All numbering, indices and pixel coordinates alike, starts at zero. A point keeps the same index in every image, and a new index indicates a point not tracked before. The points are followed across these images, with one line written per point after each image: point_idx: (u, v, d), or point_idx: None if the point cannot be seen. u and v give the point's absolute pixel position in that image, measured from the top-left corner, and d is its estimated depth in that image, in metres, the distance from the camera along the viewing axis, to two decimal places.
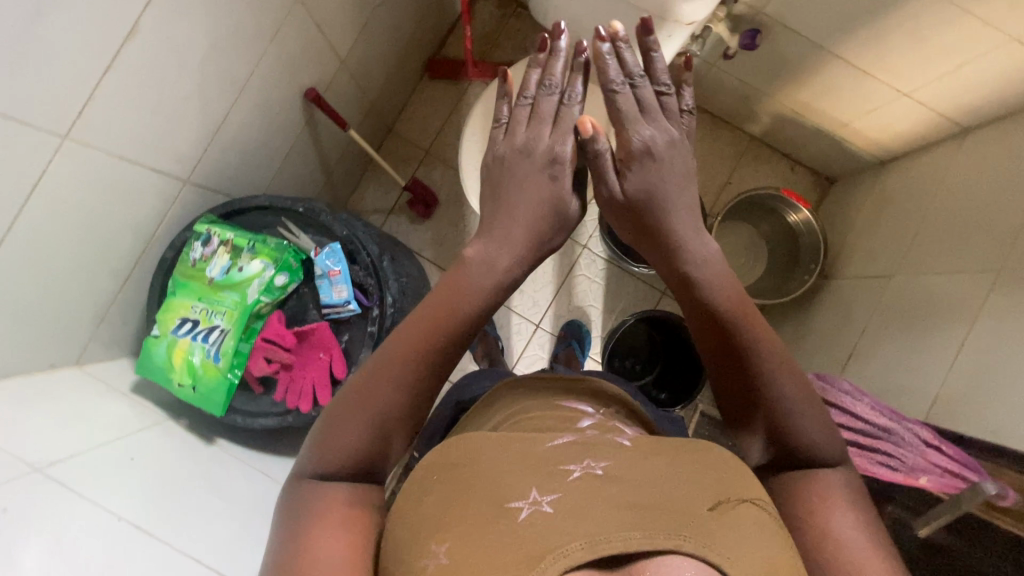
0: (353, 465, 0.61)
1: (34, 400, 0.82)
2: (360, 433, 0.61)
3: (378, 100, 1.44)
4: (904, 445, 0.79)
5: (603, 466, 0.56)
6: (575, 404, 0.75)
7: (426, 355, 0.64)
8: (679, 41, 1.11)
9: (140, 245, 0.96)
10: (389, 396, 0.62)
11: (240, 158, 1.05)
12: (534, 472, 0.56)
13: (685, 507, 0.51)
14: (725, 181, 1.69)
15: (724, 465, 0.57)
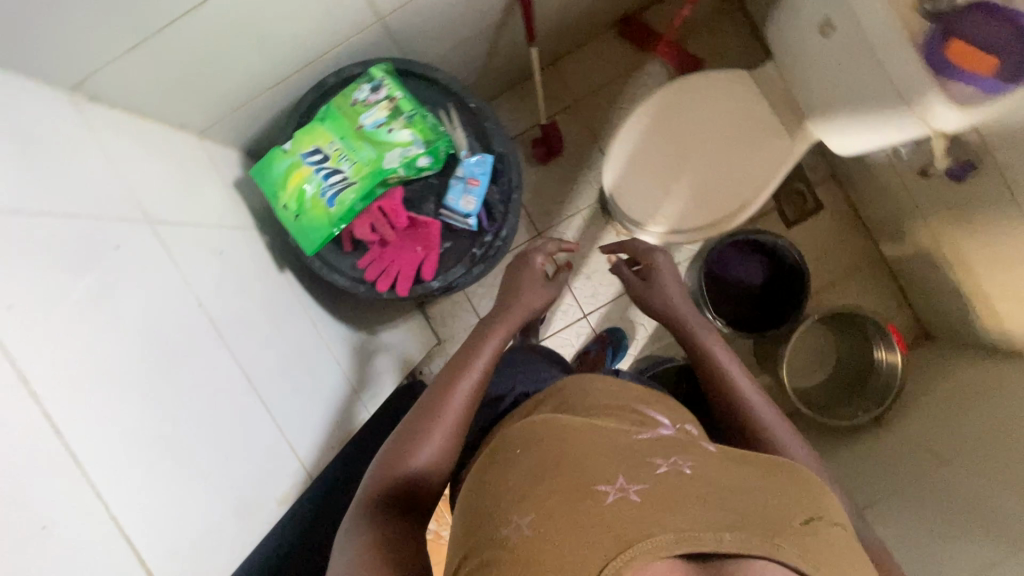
0: (404, 490, 0.69)
1: (157, 149, 0.76)
2: (420, 459, 0.70)
3: (565, 28, 1.36)
4: None
5: (690, 465, 0.57)
6: (650, 413, 0.73)
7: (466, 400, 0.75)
8: (898, 133, 1.02)
9: (313, 59, 0.88)
10: (440, 430, 0.72)
11: (435, 27, 0.99)
12: (623, 461, 0.56)
13: (775, 515, 0.52)
14: (829, 282, 1.62)
15: (807, 485, 0.58)
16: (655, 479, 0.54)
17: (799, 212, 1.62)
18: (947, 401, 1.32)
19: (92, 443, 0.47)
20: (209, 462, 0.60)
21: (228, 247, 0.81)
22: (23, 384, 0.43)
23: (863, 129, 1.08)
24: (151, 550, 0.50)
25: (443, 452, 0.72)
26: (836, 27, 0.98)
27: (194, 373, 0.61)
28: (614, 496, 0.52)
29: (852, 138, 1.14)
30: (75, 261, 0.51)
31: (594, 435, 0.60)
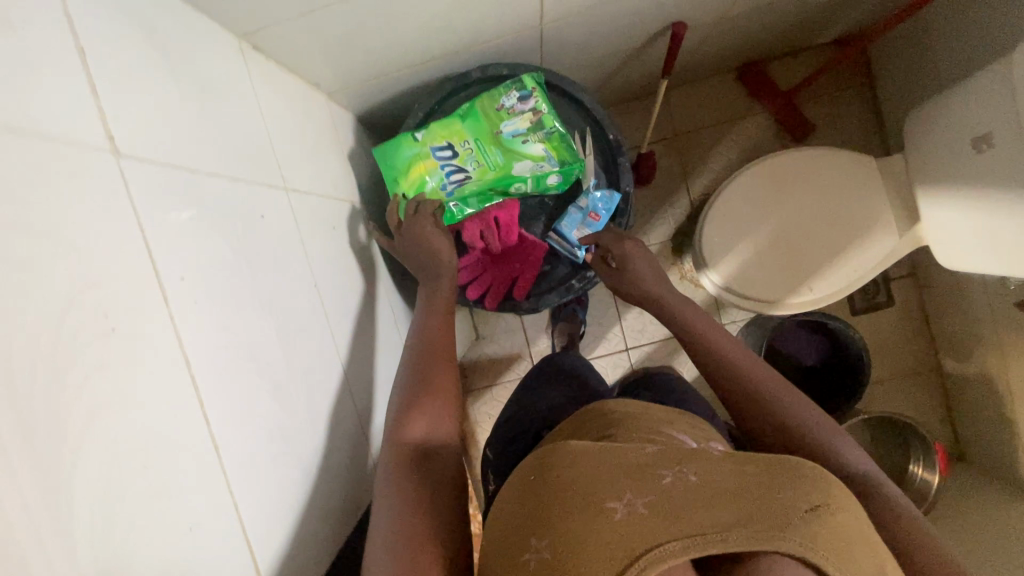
0: (424, 448, 0.64)
1: (294, 103, 0.74)
2: (428, 423, 0.66)
3: (695, 60, 1.31)
4: None
5: (696, 471, 0.51)
6: (674, 433, 0.69)
7: (439, 360, 0.73)
8: (1013, 254, 0.98)
9: (463, 49, 0.85)
10: (431, 391, 0.69)
11: (584, 43, 0.95)
12: (631, 475, 0.52)
13: (777, 507, 0.47)
14: (877, 379, 1.58)
15: (817, 476, 0.51)
16: (661, 491, 0.50)
17: (867, 301, 1.58)
18: (969, 529, 1.28)
19: (232, 411, 0.44)
20: (311, 446, 0.56)
21: (338, 222, 0.79)
22: (179, 349, 0.40)
23: (982, 248, 1.04)
24: (257, 532, 0.45)
25: (443, 420, 0.68)
26: (993, 145, 0.94)
27: (307, 352, 0.59)
28: (623, 512, 0.48)
29: (968, 254, 1.09)
30: (231, 225, 0.49)
31: (598, 453, 0.56)
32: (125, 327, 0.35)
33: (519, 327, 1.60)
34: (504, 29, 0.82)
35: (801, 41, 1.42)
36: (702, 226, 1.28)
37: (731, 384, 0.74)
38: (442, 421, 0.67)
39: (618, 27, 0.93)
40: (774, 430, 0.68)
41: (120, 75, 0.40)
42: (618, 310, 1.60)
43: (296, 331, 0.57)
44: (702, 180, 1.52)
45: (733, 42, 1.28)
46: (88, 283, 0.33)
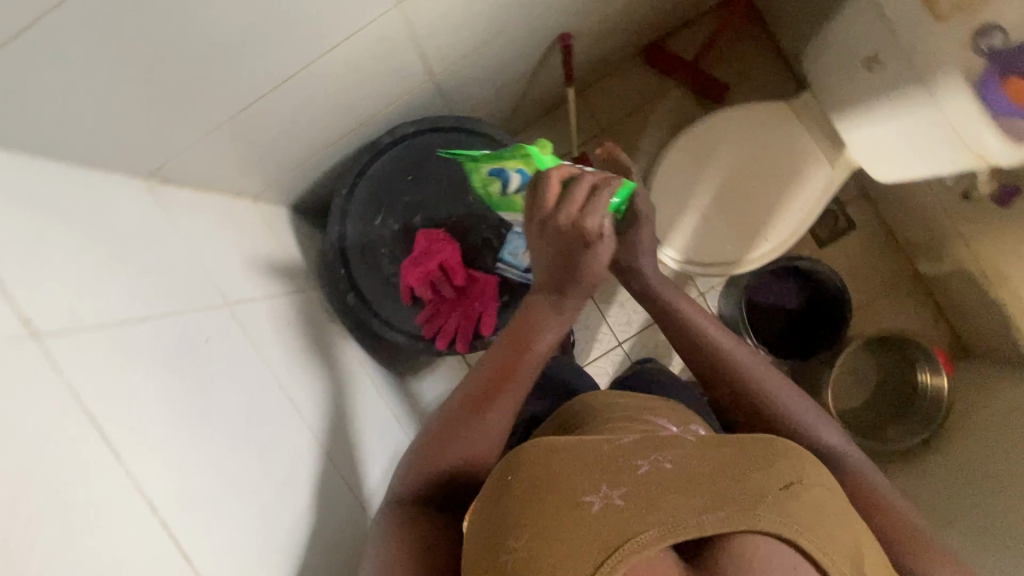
0: (445, 484, 0.68)
1: (217, 221, 0.76)
2: (457, 458, 0.69)
3: (595, 60, 1.36)
4: None
5: (671, 459, 0.55)
6: (655, 419, 0.73)
7: (511, 399, 0.72)
8: (928, 156, 1.03)
9: (366, 120, 0.87)
10: (479, 427, 0.70)
11: (479, 79, 0.99)
12: (606, 468, 0.55)
13: (753, 490, 0.52)
14: (863, 301, 1.61)
15: (786, 454, 0.57)
16: (637, 482, 0.53)
17: (830, 231, 1.61)
18: (993, 421, 1.29)
19: (215, 535, 0.47)
20: (301, 540, 0.58)
21: (294, 315, 0.81)
22: (143, 496, 0.42)
23: (902, 161, 1.10)
24: None
25: (479, 454, 0.70)
26: (883, 64, 0.98)
27: (286, 450, 0.61)
28: (598, 505, 0.51)
29: (892, 168, 1.15)
30: (177, 358, 0.52)
31: (569, 442, 0.59)
32: (90, 496, 0.38)
33: None
34: (397, 92, 0.85)
35: (688, 13, 1.48)
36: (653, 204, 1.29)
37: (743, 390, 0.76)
38: (478, 453, 0.70)
39: (508, 55, 0.97)
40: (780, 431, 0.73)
41: (30, 259, 0.43)
42: (600, 310, 1.62)
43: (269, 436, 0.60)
44: (639, 165, 1.56)
45: (627, 33, 1.33)
46: (40, 470, 0.36)
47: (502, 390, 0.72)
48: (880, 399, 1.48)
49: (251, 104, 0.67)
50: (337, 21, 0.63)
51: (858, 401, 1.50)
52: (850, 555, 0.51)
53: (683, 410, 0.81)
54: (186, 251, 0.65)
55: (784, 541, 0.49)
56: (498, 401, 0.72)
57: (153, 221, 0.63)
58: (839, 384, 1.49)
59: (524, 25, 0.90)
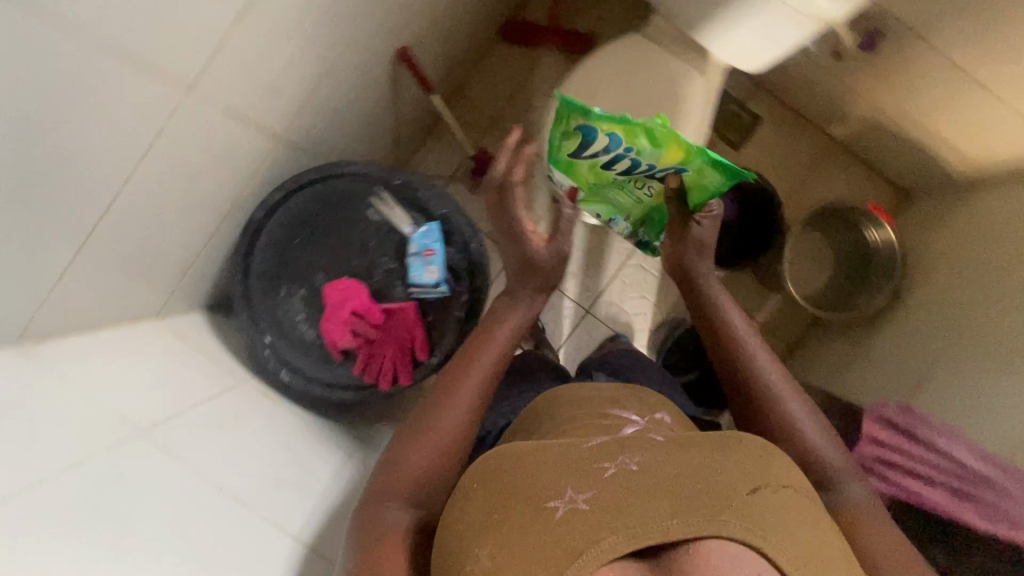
0: (419, 489, 0.72)
1: (117, 353, 0.77)
2: (428, 455, 0.74)
3: (454, 59, 1.37)
4: (1011, 498, 0.77)
5: (637, 461, 0.59)
6: (619, 415, 0.77)
7: (472, 397, 0.80)
8: (778, 31, 1.06)
9: (231, 201, 0.87)
10: (444, 424, 0.77)
11: (332, 122, 0.99)
12: (573, 472, 0.60)
13: (723, 492, 0.56)
14: (796, 184, 1.63)
15: (755, 453, 0.62)
16: (602, 484, 0.58)
17: (740, 132, 1.63)
18: (950, 251, 1.30)
19: None
20: None
21: (232, 414, 0.81)
22: None
23: (763, 46, 1.12)
24: None
25: (448, 453, 0.75)
26: None
27: (229, 548, 0.65)
28: (564, 510, 0.57)
29: (756, 52, 1.15)
30: (83, 511, 0.56)
31: (532, 447, 0.64)
32: None
33: None
34: (248, 165, 0.85)
35: None
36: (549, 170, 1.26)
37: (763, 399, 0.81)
38: (445, 453, 0.75)
39: (349, 90, 0.98)
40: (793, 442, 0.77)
41: None
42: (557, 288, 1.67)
43: (204, 552, 0.62)
44: None
45: (473, 23, 1.34)
46: None
47: (462, 388, 0.80)
48: (848, 275, 1.47)
49: (100, 219, 0.68)
50: (130, 125, 0.62)
51: (827, 283, 1.49)
52: (814, 557, 0.54)
53: (652, 398, 0.85)
54: (88, 397, 0.67)
55: (747, 546, 0.52)
56: (459, 399, 0.79)
57: (38, 383, 0.64)
58: (800, 272, 1.50)
59: (349, 55, 0.91)
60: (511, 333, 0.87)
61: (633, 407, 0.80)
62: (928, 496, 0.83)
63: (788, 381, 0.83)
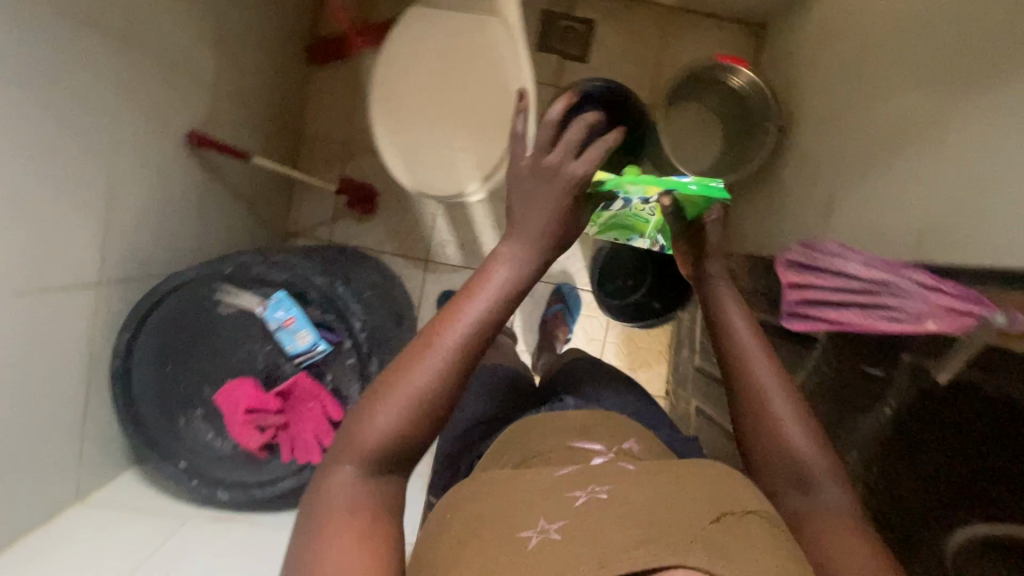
0: (385, 461, 0.59)
1: (43, 561, 0.77)
2: (396, 408, 0.58)
3: (268, 109, 1.32)
4: (905, 294, 0.73)
5: (607, 491, 0.59)
6: (583, 447, 0.72)
7: (460, 357, 0.60)
8: None
9: (84, 365, 0.85)
10: (416, 378, 0.59)
11: (153, 237, 0.97)
12: (542, 502, 0.59)
13: (684, 522, 0.53)
14: (656, 64, 1.58)
15: (716, 480, 0.60)
16: (575, 514, 0.57)
17: (580, 44, 1.57)
18: (814, 65, 1.27)
19: None
20: None
21: (177, 562, 0.83)
22: None
23: None
24: None
25: (424, 421, 0.59)
26: None
27: None
28: (537, 540, 0.55)
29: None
30: None
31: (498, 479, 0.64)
32: None
33: None
34: (77, 325, 0.83)
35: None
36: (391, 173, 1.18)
37: (751, 406, 0.70)
38: (417, 423, 0.59)
39: (149, 203, 0.95)
40: (779, 457, 0.67)
41: None
42: None
43: None
44: None
45: (266, 68, 1.29)
46: None
47: (446, 343, 0.60)
48: (729, 125, 1.48)
49: None
50: None
51: (715, 142, 1.51)
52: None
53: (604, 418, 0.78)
54: None
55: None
56: (441, 357, 0.60)
57: None
58: (688, 149, 1.52)
59: (120, 174, 0.87)
60: (516, 269, 0.64)
61: (598, 429, 0.75)
62: (843, 318, 0.81)
63: (779, 379, 0.70)
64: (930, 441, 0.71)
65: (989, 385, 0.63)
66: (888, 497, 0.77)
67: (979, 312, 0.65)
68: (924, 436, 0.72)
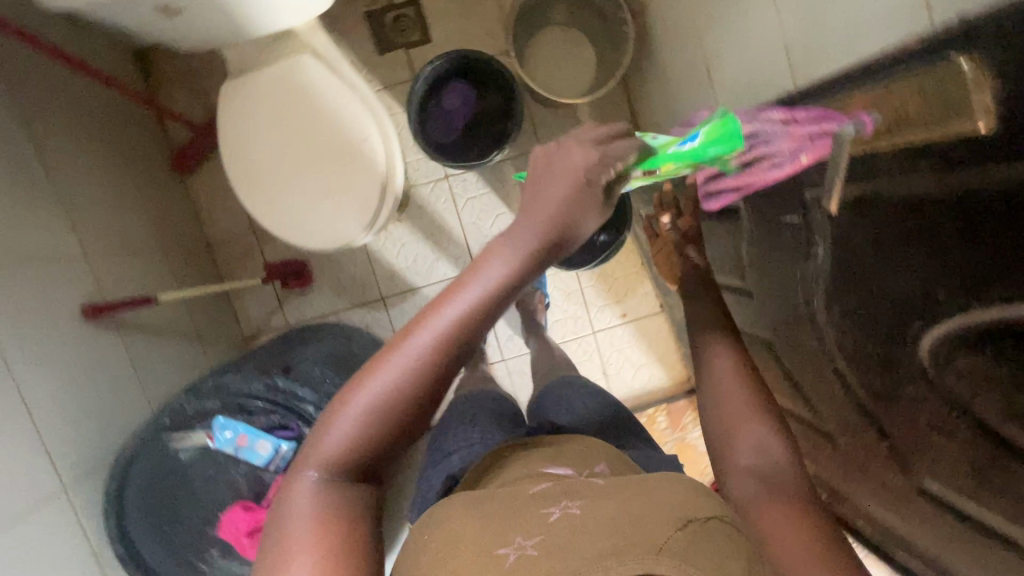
0: (354, 470, 0.54)
1: None
2: (357, 417, 0.53)
3: (158, 242, 1.30)
4: (773, 138, 0.78)
5: (580, 505, 0.50)
6: (549, 469, 0.64)
7: (442, 358, 0.53)
8: None
9: (88, 566, 0.88)
10: (387, 380, 0.53)
11: (94, 418, 0.97)
12: (513, 522, 0.50)
13: (648, 532, 0.45)
14: (497, 8, 1.50)
15: (676, 488, 0.51)
16: (549, 529, 0.48)
17: (418, 25, 1.50)
18: None
19: None
20: None
21: None
22: None
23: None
24: None
25: (397, 427, 0.54)
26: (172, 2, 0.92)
27: None
28: (515, 557, 0.46)
29: (245, 29, 1.05)
30: None
31: (463, 510, 0.54)
32: None
33: None
34: (63, 535, 0.85)
35: (142, 118, 1.39)
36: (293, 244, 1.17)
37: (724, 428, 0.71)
38: (380, 427, 0.53)
39: (75, 392, 0.95)
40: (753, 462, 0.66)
41: None
42: None
43: None
44: None
45: (136, 207, 1.27)
46: None
47: (425, 338, 0.53)
48: (592, 26, 1.42)
49: None
50: None
51: (587, 49, 1.45)
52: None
53: (583, 443, 0.72)
54: None
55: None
56: (415, 351, 0.53)
57: None
58: (561, 74, 1.45)
59: (30, 382, 0.87)
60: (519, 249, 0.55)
61: (570, 459, 0.66)
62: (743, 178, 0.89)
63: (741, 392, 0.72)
64: (867, 267, 0.69)
65: (896, 193, 0.61)
66: (859, 329, 0.74)
67: (831, 131, 0.68)
68: (875, 268, 0.67)
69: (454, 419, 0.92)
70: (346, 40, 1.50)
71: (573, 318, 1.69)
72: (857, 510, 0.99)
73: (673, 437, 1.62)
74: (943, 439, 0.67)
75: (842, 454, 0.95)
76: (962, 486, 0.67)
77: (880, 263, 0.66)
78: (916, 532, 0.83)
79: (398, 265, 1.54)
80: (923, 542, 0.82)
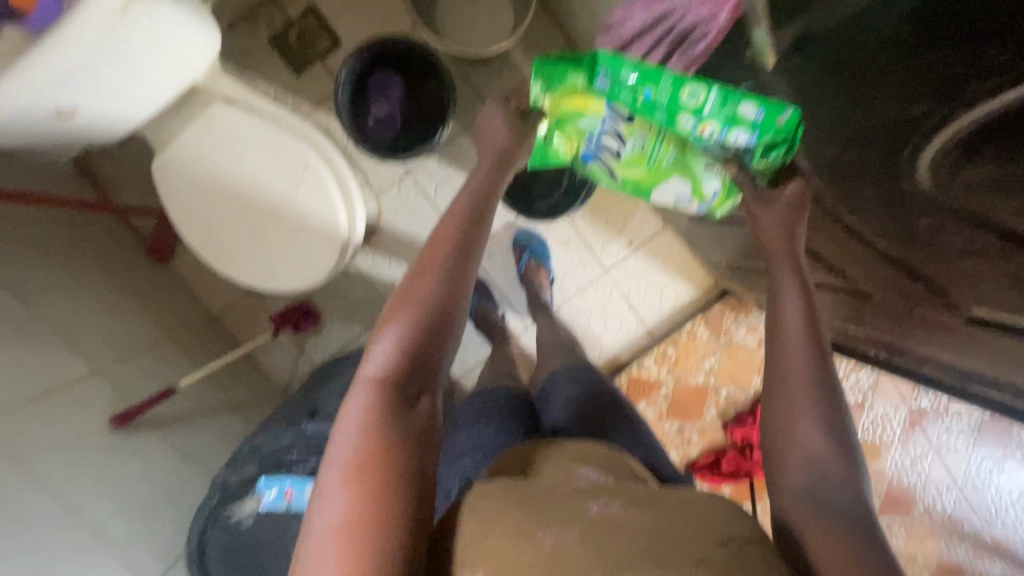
0: (398, 392, 0.58)
1: None
2: (392, 339, 0.60)
3: (163, 334, 1.33)
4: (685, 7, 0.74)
5: (616, 506, 0.54)
6: (579, 471, 0.65)
7: (451, 270, 0.65)
8: (161, 47, 0.92)
9: None
10: (416, 294, 0.63)
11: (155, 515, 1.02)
12: (558, 508, 0.53)
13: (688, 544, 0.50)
14: None
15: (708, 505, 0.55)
16: (589, 521, 0.52)
17: (324, 31, 1.43)
18: None
19: None
20: None
21: None
22: None
23: (176, 62, 0.98)
24: None
25: (427, 340, 0.61)
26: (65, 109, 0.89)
27: None
28: (554, 540, 0.50)
29: (133, 108, 1.01)
30: None
31: (496, 502, 0.55)
32: None
33: (487, 355, 1.62)
34: None
35: (103, 223, 1.40)
36: (278, 291, 1.15)
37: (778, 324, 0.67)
38: (411, 343, 0.60)
39: (130, 497, 1.00)
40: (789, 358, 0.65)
41: None
42: None
43: None
44: None
45: (131, 309, 1.30)
46: None
47: (436, 259, 0.65)
48: None
49: None
50: None
51: None
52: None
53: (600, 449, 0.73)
54: None
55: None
56: (432, 272, 0.64)
57: None
58: (479, 27, 1.37)
59: (86, 503, 0.92)
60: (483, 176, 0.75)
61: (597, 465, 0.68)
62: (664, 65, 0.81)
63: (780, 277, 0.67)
64: (837, 111, 0.63)
65: (841, 17, 0.55)
66: (848, 179, 0.68)
67: None
68: (838, 110, 0.62)
69: (469, 411, 0.95)
70: (260, 74, 1.45)
71: (580, 264, 1.64)
72: (917, 359, 0.94)
73: (719, 343, 1.61)
74: (972, 262, 0.60)
75: (882, 310, 0.90)
76: (1009, 304, 0.61)
77: (837, 97, 0.61)
78: (982, 362, 0.78)
79: (394, 276, 1.52)
80: (992, 370, 0.77)
